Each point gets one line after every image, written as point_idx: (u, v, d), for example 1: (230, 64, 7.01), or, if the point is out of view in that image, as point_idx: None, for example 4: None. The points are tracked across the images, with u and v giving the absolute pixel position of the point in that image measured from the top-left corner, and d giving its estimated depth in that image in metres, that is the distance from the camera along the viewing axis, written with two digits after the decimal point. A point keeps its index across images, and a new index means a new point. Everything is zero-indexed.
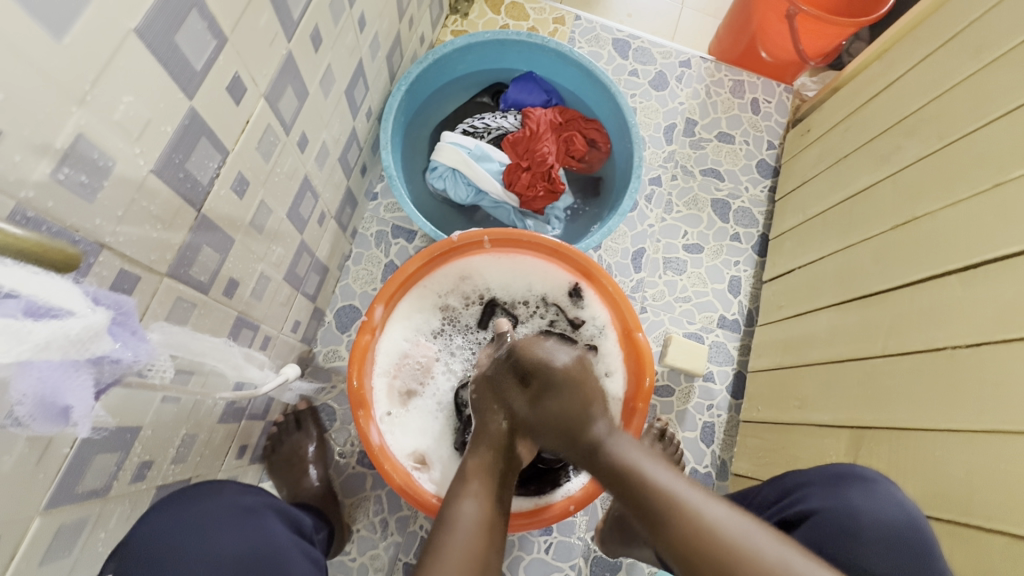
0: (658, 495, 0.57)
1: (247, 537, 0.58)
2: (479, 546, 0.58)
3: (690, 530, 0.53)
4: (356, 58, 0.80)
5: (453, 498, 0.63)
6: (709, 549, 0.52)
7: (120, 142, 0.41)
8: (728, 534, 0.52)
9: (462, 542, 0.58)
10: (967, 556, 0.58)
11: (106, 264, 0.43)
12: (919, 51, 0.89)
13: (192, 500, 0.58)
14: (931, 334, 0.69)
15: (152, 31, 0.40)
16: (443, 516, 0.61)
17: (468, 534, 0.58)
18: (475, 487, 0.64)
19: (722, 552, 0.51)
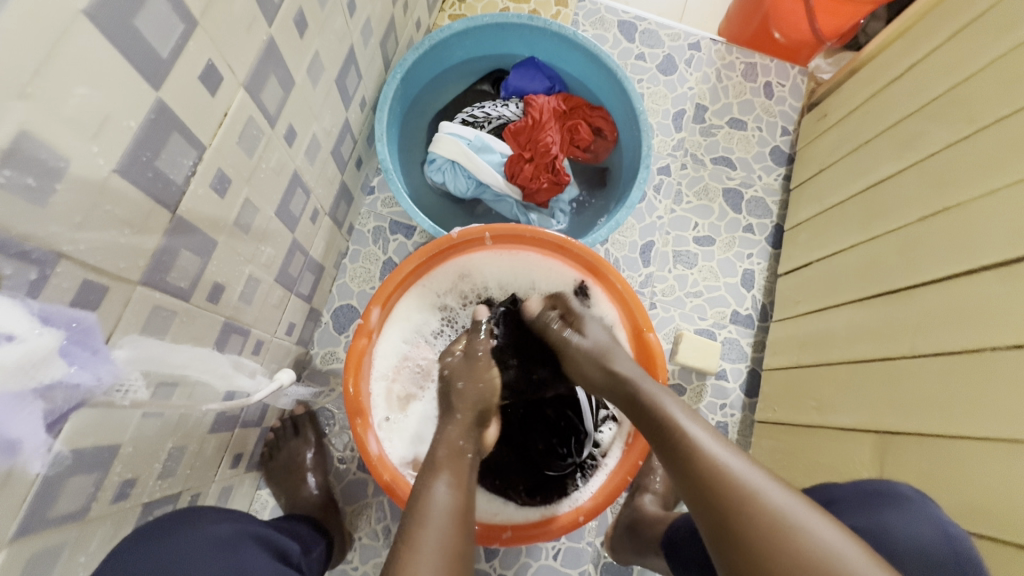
0: (681, 439, 0.55)
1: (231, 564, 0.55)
2: (456, 534, 0.54)
3: (722, 487, 0.50)
4: (347, 45, 0.75)
5: (422, 487, 0.58)
6: (735, 508, 0.48)
7: (73, 139, 0.36)
8: (745, 483, 0.49)
9: (434, 532, 0.53)
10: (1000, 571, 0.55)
11: (66, 275, 0.39)
12: (947, 28, 0.82)
13: (164, 533, 0.55)
14: (962, 333, 0.64)
15: (106, 13, 0.35)
16: (413, 505, 0.56)
17: (443, 531, 0.53)
18: (447, 475, 0.59)
19: (748, 513, 0.48)
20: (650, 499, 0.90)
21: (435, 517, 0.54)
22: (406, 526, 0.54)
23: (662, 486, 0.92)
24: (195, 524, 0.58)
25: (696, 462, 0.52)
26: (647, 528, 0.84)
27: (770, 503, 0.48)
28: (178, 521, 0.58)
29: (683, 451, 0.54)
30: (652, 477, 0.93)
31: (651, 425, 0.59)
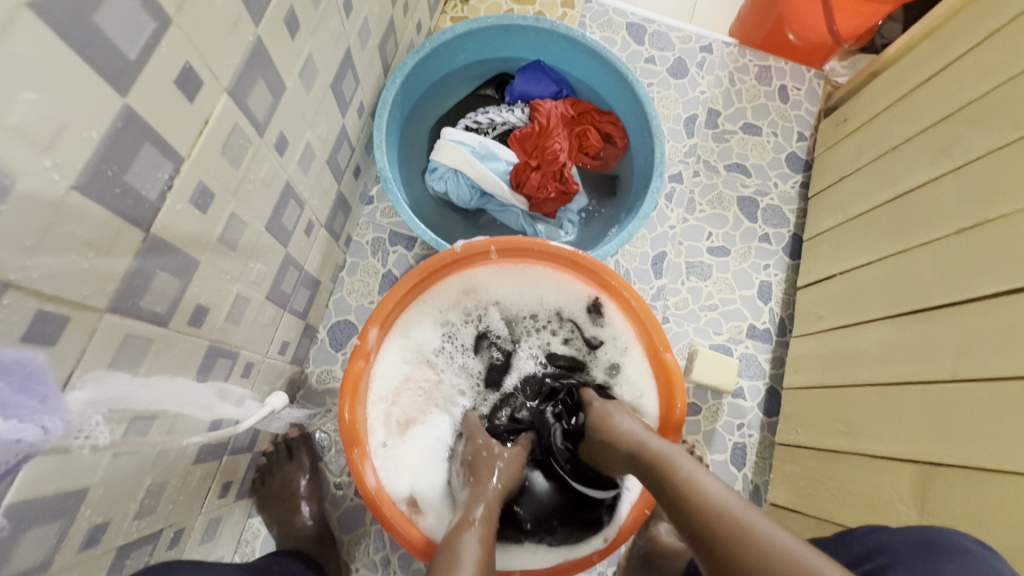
0: (677, 482, 0.53)
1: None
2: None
3: (748, 558, 0.44)
4: (343, 47, 0.70)
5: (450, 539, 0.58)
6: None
7: (21, 152, 0.31)
8: (744, 521, 0.46)
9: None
10: None
11: (15, 306, 0.34)
12: (983, 27, 0.78)
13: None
14: (1013, 355, 0.59)
15: (59, 7, 0.30)
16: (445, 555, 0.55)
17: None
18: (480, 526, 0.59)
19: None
20: (666, 526, 0.85)
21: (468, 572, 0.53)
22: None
23: None
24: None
25: (693, 505, 0.50)
26: (666, 563, 0.79)
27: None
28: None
29: (702, 519, 0.49)
30: None
31: (665, 489, 0.54)
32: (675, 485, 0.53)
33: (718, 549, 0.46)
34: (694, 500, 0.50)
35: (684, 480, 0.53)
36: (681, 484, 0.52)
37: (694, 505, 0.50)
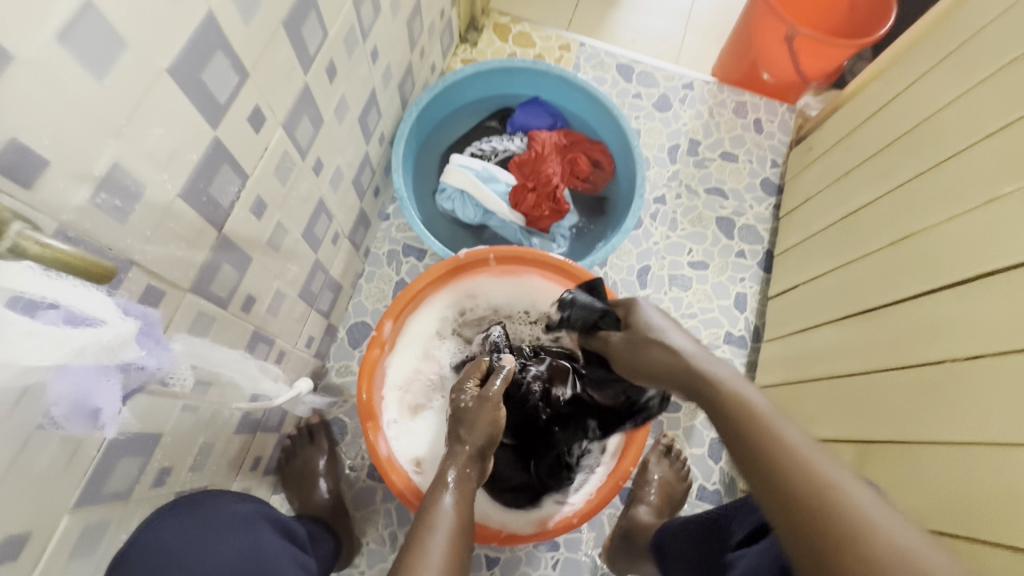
0: (775, 447, 0.46)
1: (244, 545, 0.63)
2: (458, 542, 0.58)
3: (856, 544, 0.39)
4: (369, 87, 0.85)
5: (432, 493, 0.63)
6: (842, 541, 0.39)
7: (150, 169, 0.45)
8: (862, 513, 0.40)
9: (441, 533, 0.57)
10: None
11: (135, 280, 0.47)
12: (915, 69, 0.90)
13: (188, 510, 0.62)
14: (930, 346, 0.69)
15: (182, 70, 0.44)
16: (424, 512, 0.61)
17: (449, 534, 0.58)
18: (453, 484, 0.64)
19: (862, 553, 0.38)
20: (644, 509, 0.94)
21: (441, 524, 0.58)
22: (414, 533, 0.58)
23: (656, 499, 0.96)
24: (217, 506, 0.65)
25: (797, 479, 0.43)
26: (638, 536, 0.88)
27: (890, 540, 0.39)
28: (203, 502, 0.64)
29: (776, 463, 0.45)
30: (646, 490, 0.98)
31: (733, 427, 0.50)
32: (748, 427, 0.48)
33: (794, 495, 0.43)
34: (773, 446, 0.46)
35: (760, 422, 0.48)
36: (754, 424, 0.48)
37: (771, 449, 0.46)
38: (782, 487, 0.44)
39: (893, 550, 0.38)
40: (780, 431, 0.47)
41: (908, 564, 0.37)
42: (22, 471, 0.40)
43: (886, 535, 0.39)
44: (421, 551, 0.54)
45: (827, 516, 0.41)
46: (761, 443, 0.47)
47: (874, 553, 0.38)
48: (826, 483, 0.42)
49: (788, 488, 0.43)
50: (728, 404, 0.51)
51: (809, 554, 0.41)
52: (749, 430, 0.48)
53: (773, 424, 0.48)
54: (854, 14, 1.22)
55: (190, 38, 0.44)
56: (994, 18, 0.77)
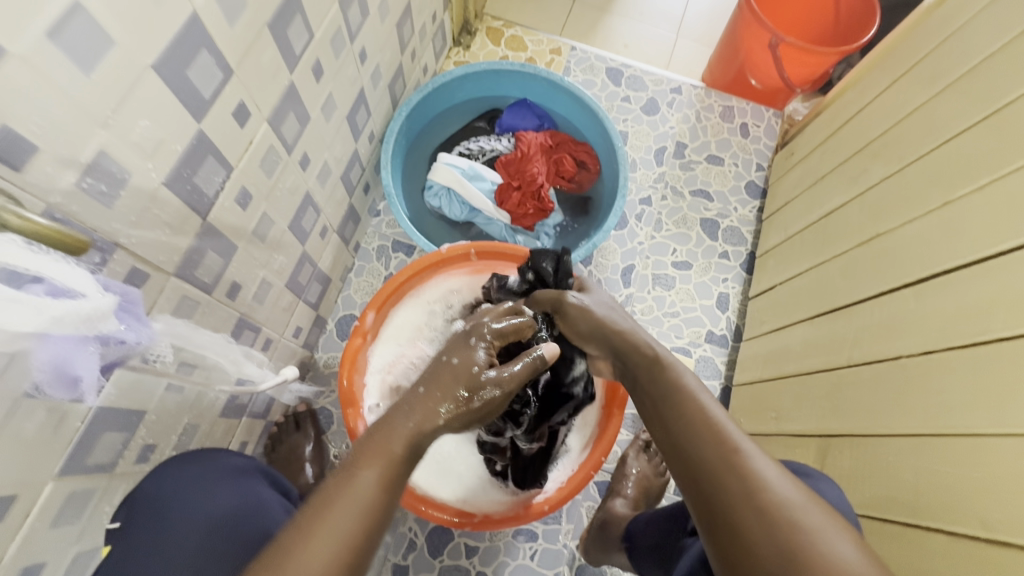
0: (696, 415, 0.56)
1: (236, 493, 0.65)
2: (374, 519, 0.47)
3: (743, 494, 0.48)
4: (357, 87, 0.88)
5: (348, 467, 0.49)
6: (732, 490, 0.49)
7: (135, 158, 0.48)
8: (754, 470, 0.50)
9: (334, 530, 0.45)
10: (904, 554, 0.60)
11: (120, 262, 0.50)
12: (888, 75, 0.92)
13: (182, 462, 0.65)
14: (890, 343, 0.71)
15: (167, 66, 0.47)
16: (327, 487, 0.48)
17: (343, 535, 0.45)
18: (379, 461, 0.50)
19: (743, 499, 0.48)
20: (620, 502, 0.96)
21: (356, 500, 0.47)
22: (325, 490, 0.47)
23: (633, 492, 0.98)
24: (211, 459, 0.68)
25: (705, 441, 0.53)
26: (613, 526, 0.91)
27: (771, 493, 0.48)
28: (198, 456, 0.67)
29: (690, 428, 0.55)
30: (623, 483, 1.00)
31: (661, 399, 0.59)
32: (674, 399, 0.58)
33: (701, 451, 0.52)
34: (692, 416, 0.56)
35: (685, 396, 0.58)
36: (680, 399, 0.58)
37: (689, 418, 0.55)
38: (690, 446, 0.53)
39: (771, 500, 0.47)
40: (700, 405, 0.57)
41: (780, 510, 0.47)
42: (10, 436, 0.43)
43: (767, 489, 0.48)
44: (325, 523, 0.45)
45: (724, 471, 0.50)
46: (682, 412, 0.57)
47: (754, 501, 0.48)
48: (730, 447, 0.52)
49: (696, 446, 0.53)
50: (664, 381, 0.61)
51: (703, 496, 0.50)
52: (675, 402, 0.58)
53: (698, 399, 0.57)
54: (839, 25, 1.25)
55: (176, 37, 0.47)
56: (957, 26, 0.79)
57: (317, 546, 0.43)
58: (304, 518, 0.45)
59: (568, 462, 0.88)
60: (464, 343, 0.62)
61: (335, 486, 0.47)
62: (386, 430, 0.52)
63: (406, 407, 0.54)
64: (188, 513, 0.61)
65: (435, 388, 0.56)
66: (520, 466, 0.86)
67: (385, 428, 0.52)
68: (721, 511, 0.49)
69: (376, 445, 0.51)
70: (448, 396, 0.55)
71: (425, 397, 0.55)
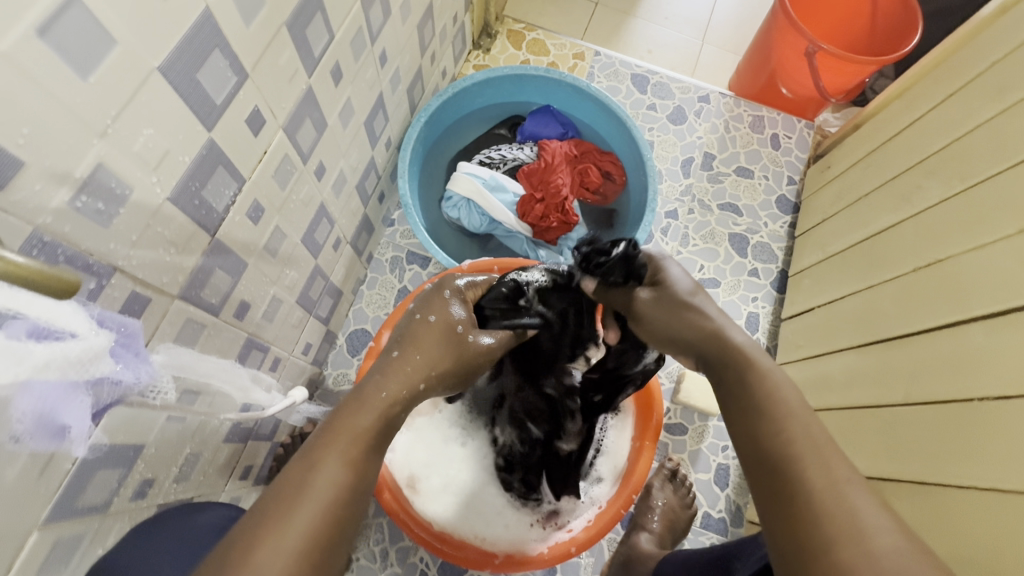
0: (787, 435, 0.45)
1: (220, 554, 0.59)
2: (339, 512, 0.40)
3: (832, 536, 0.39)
4: (376, 91, 0.83)
5: (309, 455, 0.42)
6: (830, 533, 0.39)
7: (138, 171, 0.43)
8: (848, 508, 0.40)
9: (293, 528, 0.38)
10: None
11: (118, 286, 0.45)
12: (949, 86, 0.87)
13: (158, 526, 0.60)
14: (957, 381, 0.67)
15: (176, 69, 0.42)
16: (286, 475, 0.41)
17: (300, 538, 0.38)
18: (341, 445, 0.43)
19: (843, 545, 0.38)
20: (645, 537, 0.90)
21: (320, 489, 0.40)
22: (283, 478, 0.41)
23: (659, 527, 0.92)
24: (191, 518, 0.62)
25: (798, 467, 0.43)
26: (638, 564, 0.84)
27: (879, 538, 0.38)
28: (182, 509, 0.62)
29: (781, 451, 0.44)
30: (649, 516, 0.94)
31: (749, 412, 0.49)
32: (765, 415, 0.47)
33: (795, 481, 0.42)
34: (789, 436, 0.45)
35: (779, 410, 0.47)
36: (775, 414, 0.47)
37: (787, 440, 0.45)
38: (783, 474, 0.43)
39: (881, 550, 0.37)
40: (797, 424, 0.46)
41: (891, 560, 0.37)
42: None
43: (875, 535, 0.38)
44: (284, 520, 0.38)
45: (826, 508, 0.40)
46: (772, 431, 0.46)
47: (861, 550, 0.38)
48: (832, 479, 0.42)
49: (792, 474, 0.43)
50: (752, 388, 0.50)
51: (792, 539, 0.40)
52: (767, 418, 0.47)
53: (794, 417, 0.47)
54: (875, 33, 1.20)
55: (185, 36, 0.42)
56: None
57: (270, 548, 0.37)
58: (257, 515, 0.38)
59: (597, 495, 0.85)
60: (440, 298, 0.60)
61: (296, 474, 0.41)
62: (357, 406, 0.47)
63: (380, 373, 0.50)
64: None
65: (412, 352, 0.53)
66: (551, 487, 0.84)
67: (354, 400, 0.47)
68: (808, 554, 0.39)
69: (345, 422, 0.45)
70: (426, 357, 0.53)
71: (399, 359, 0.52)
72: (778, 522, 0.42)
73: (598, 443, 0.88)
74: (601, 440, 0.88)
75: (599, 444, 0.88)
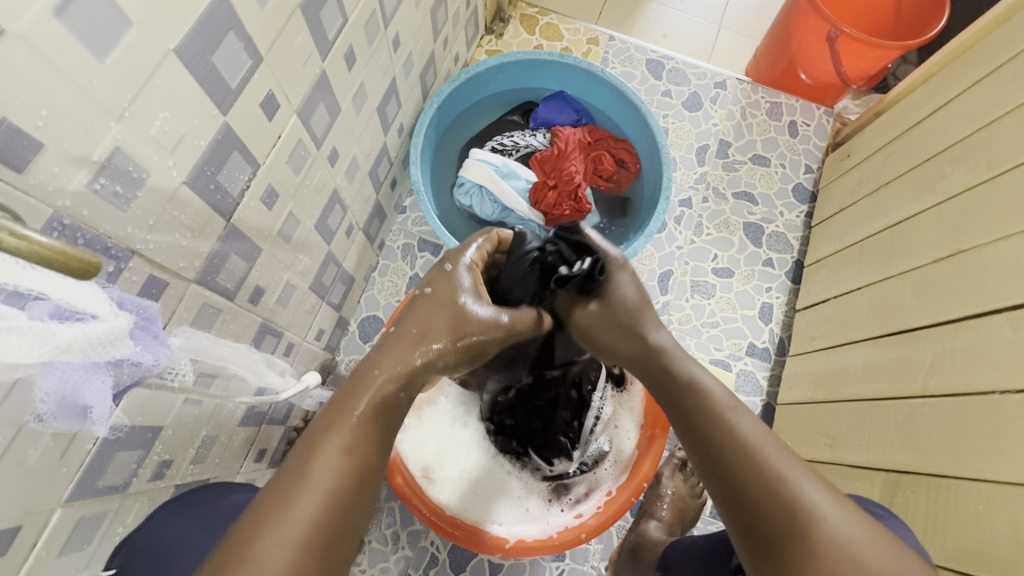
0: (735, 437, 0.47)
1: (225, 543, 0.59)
2: (342, 500, 0.41)
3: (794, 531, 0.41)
4: (389, 77, 0.82)
5: (308, 446, 0.43)
6: (783, 530, 0.42)
7: (155, 155, 0.43)
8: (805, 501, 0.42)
9: (293, 518, 0.38)
10: None
11: (136, 270, 0.45)
12: (977, 71, 0.85)
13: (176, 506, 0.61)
14: (979, 374, 0.66)
15: (191, 51, 0.42)
16: (287, 468, 0.42)
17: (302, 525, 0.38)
18: (339, 435, 0.43)
19: (799, 540, 0.41)
20: (654, 525, 0.90)
21: (318, 478, 0.41)
22: (286, 469, 0.42)
23: (668, 515, 0.92)
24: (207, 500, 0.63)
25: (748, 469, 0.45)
26: (646, 551, 0.84)
27: (828, 527, 0.41)
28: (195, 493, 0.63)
29: (734, 456, 0.46)
30: (658, 505, 0.94)
31: (692, 419, 0.51)
32: (704, 419, 0.50)
33: (740, 482, 0.45)
34: (729, 438, 0.48)
35: (715, 414, 0.50)
36: (713, 414, 0.50)
37: (727, 442, 0.47)
38: (728, 478, 0.46)
39: (834, 541, 0.40)
40: (737, 424, 0.48)
41: (840, 550, 0.40)
42: (12, 465, 0.39)
43: (825, 524, 0.41)
44: (284, 511, 0.39)
45: (773, 505, 0.43)
46: (712, 434, 0.49)
47: (810, 542, 0.40)
48: (775, 474, 0.44)
49: (735, 476, 0.45)
50: (690, 394, 0.53)
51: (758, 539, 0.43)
52: (707, 423, 0.50)
53: (729, 417, 0.49)
54: (901, 16, 1.16)
55: (200, 18, 0.41)
56: None
57: (275, 536, 0.37)
58: (267, 502, 0.39)
59: (602, 469, 0.86)
60: (442, 274, 0.60)
61: (298, 464, 0.41)
62: (356, 388, 0.47)
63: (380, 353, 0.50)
64: (194, 550, 0.56)
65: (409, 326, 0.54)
66: (538, 455, 0.86)
67: (358, 384, 0.48)
68: (767, 552, 0.42)
69: (345, 407, 0.45)
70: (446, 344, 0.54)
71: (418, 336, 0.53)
72: (737, 526, 0.45)
73: (597, 412, 0.89)
74: (601, 409, 0.89)
75: (598, 412, 0.89)
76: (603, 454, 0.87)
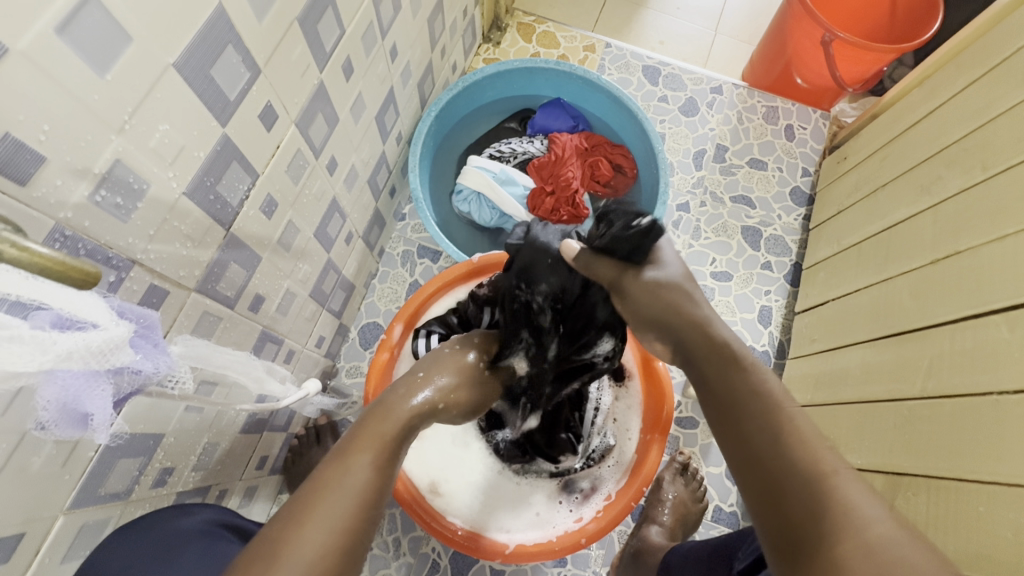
0: (780, 429, 0.47)
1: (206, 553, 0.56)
2: (367, 505, 0.43)
3: (832, 530, 0.42)
4: (387, 86, 0.83)
5: (340, 455, 0.45)
6: (824, 530, 0.42)
7: (155, 166, 0.43)
8: (842, 502, 0.42)
9: (326, 522, 0.40)
10: None
11: (137, 279, 0.46)
12: (968, 73, 0.86)
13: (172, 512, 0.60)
14: (976, 374, 0.66)
15: (190, 65, 0.43)
16: (318, 474, 0.43)
17: (332, 529, 0.40)
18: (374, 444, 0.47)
19: (840, 540, 0.41)
20: (656, 529, 0.90)
21: (349, 484, 0.43)
22: (319, 474, 0.43)
23: (669, 519, 0.92)
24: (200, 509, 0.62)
25: (789, 463, 0.45)
26: (648, 556, 0.84)
27: (869, 529, 0.41)
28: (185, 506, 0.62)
29: (780, 449, 0.46)
30: (659, 509, 0.94)
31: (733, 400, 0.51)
32: (754, 404, 0.50)
33: (781, 480, 0.45)
34: (777, 429, 0.47)
35: (768, 403, 0.49)
36: (763, 402, 0.50)
37: (776, 433, 0.47)
38: (769, 477, 0.46)
39: (871, 541, 0.40)
40: (786, 413, 0.48)
41: (883, 554, 0.39)
42: (15, 473, 0.40)
43: (865, 527, 0.41)
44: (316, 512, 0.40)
45: (811, 503, 0.43)
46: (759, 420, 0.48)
47: (853, 549, 0.40)
48: (819, 471, 0.44)
49: (780, 472, 0.45)
50: (739, 379, 0.52)
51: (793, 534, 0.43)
52: (752, 414, 0.49)
53: (783, 407, 0.49)
54: (895, 18, 1.17)
55: (199, 33, 0.42)
56: None
57: (311, 534, 0.39)
58: (290, 509, 0.40)
59: (605, 466, 0.87)
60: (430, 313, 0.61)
61: (320, 470, 0.43)
62: (376, 417, 0.51)
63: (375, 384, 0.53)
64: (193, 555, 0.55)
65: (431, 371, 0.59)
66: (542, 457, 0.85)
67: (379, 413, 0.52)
68: (800, 552, 0.42)
69: (369, 430, 0.49)
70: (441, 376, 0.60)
71: (422, 381, 0.60)
72: (770, 529, 0.45)
73: (597, 404, 0.89)
74: (599, 401, 0.90)
75: (597, 404, 0.89)
76: (608, 450, 0.87)
